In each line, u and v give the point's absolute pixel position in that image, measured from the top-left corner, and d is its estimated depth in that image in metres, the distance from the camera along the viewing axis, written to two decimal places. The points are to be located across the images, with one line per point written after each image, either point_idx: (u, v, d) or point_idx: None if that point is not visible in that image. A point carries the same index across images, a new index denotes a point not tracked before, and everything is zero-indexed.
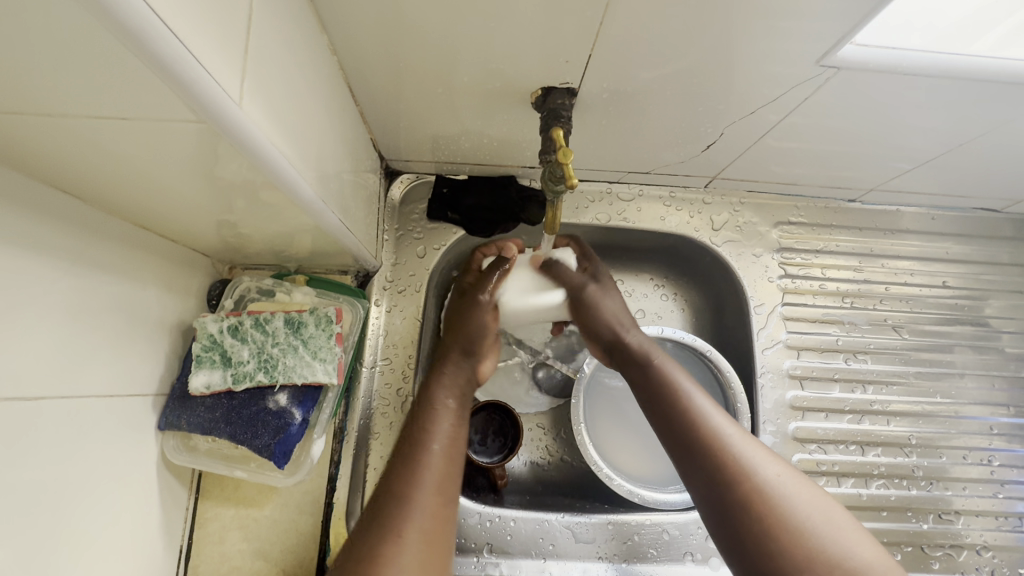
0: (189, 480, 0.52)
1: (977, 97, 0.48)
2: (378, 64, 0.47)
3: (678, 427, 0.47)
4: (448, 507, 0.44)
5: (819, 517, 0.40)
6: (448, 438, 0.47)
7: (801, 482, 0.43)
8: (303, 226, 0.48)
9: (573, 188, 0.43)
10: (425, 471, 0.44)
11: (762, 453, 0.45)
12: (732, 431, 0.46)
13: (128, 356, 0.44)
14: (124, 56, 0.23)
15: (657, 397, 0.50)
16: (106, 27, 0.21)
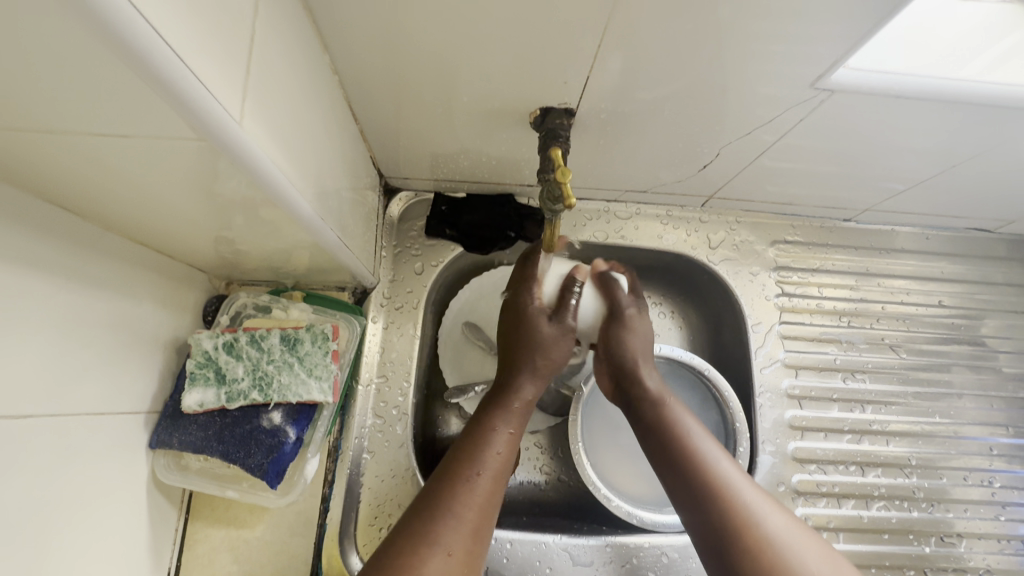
0: (180, 499, 0.51)
1: (968, 121, 0.48)
2: (379, 83, 0.47)
3: (686, 477, 0.47)
4: (484, 529, 0.42)
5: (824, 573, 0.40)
6: (500, 461, 0.46)
7: (808, 535, 0.42)
8: (301, 243, 0.48)
9: (572, 208, 0.43)
10: (471, 492, 0.43)
11: (771, 504, 0.44)
12: (738, 480, 0.46)
13: (122, 373, 0.43)
14: (131, 77, 0.23)
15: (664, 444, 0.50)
16: (115, 51, 0.22)
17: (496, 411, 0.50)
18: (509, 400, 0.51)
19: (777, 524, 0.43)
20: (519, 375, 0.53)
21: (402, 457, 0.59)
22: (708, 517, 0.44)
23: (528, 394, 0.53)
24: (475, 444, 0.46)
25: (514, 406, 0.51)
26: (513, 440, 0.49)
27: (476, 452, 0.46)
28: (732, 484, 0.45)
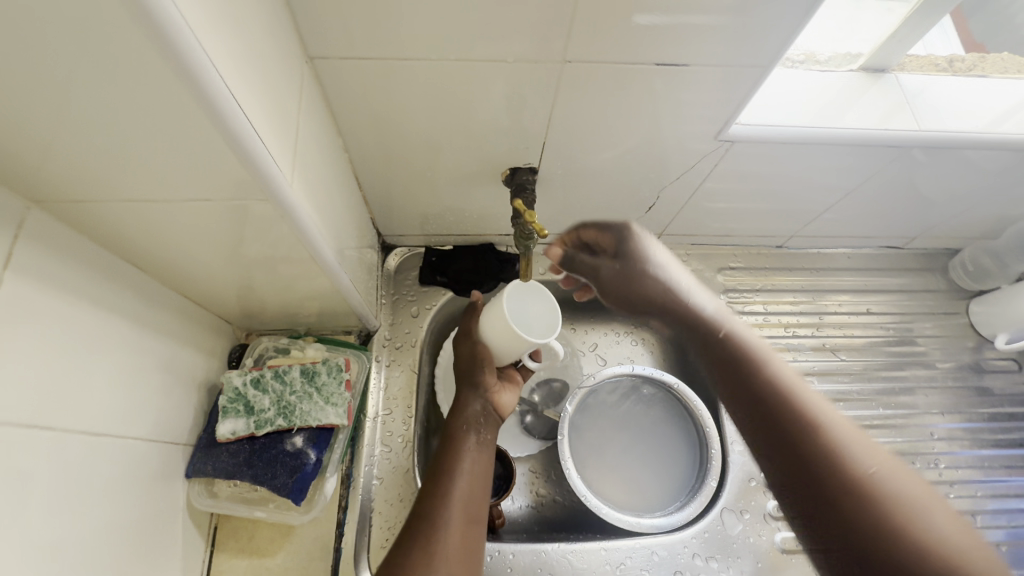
0: (206, 532, 0.56)
1: (843, 156, 0.61)
2: (380, 157, 0.59)
3: (783, 425, 0.47)
4: (471, 532, 0.51)
5: (888, 470, 0.42)
6: (472, 468, 0.55)
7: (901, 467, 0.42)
8: (317, 289, 0.57)
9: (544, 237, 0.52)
10: (452, 499, 0.52)
11: (860, 437, 0.46)
12: (843, 432, 0.45)
13: (168, 408, 0.50)
14: (228, 157, 0.33)
15: (766, 401, 0.50)
16: (225, 142, 0.32)
17: (459, 431, 0.58)
18: (462, 420, 0.59)
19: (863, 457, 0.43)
20: (465, 399, 0.60)
21: (408, 481, 0.64)
22: (816, 477, 0.43)
23: (472, 413, 0.59)
24: (446, 462, 0.55)
25: (466, 424, 0.59)
26: (478, 449, 0.57)
27: (449, 468, 0.54)
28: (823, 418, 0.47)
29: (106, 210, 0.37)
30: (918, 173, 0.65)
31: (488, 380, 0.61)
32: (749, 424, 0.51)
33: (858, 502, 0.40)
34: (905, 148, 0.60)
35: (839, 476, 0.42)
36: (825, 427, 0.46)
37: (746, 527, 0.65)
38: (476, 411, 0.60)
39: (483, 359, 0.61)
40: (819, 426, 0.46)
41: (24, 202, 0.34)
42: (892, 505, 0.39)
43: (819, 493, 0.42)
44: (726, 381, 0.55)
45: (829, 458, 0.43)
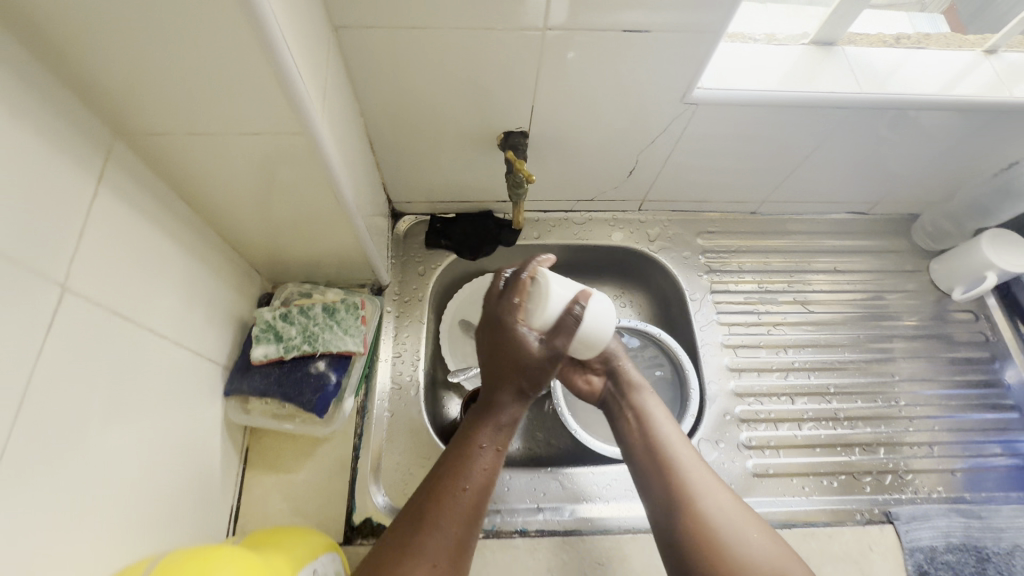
0: (240, 452, 0.63)
1: (796, 119, 0.68)
2: (391, 124, 0.67)
3: (661, 482, 0.56)
4: (467, 542, 0.48)
5: (728, 516, 0.53)
6: (486, 473, 0.51)
7: (741, 507, 0.55)
8: (338, 237, 0.65)
9: (531, 181, 0.60)
10: (455, 506, 0.48)
11: (715, 481, 0.56)
12: (707, 486, 0.55)
13: (212, 332, 0.58)
14: (277, 95, 0.42)
15: (651, 457, 0.57)
16: (276, 82, 0.40)
17: (486, 432, 0.53)
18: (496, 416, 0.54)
19: (714, 506, 0.53)
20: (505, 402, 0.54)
21: (417, 415, 0.72)
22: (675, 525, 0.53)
23: (507, 419, 0.54)
24: (464, 465, 0.51)
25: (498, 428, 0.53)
26: (500, 453, 0.52)
27: (463, 469, 0.50)
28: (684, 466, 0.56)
29: (174, 145, 0.45)
30: (867, 136, 0.72)
31: (538, 388, 0.56)
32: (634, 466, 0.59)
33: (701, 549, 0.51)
34: (852, 109, 0.67)
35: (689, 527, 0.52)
36: (687, 480, 0.55)
37: (721, 454, 0.72)
38: (511, 412, 0.54)
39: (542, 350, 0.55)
40: (683, 477, 0.55)
41: (113, 135, 0.43)
42: (730, 543, 0.51)
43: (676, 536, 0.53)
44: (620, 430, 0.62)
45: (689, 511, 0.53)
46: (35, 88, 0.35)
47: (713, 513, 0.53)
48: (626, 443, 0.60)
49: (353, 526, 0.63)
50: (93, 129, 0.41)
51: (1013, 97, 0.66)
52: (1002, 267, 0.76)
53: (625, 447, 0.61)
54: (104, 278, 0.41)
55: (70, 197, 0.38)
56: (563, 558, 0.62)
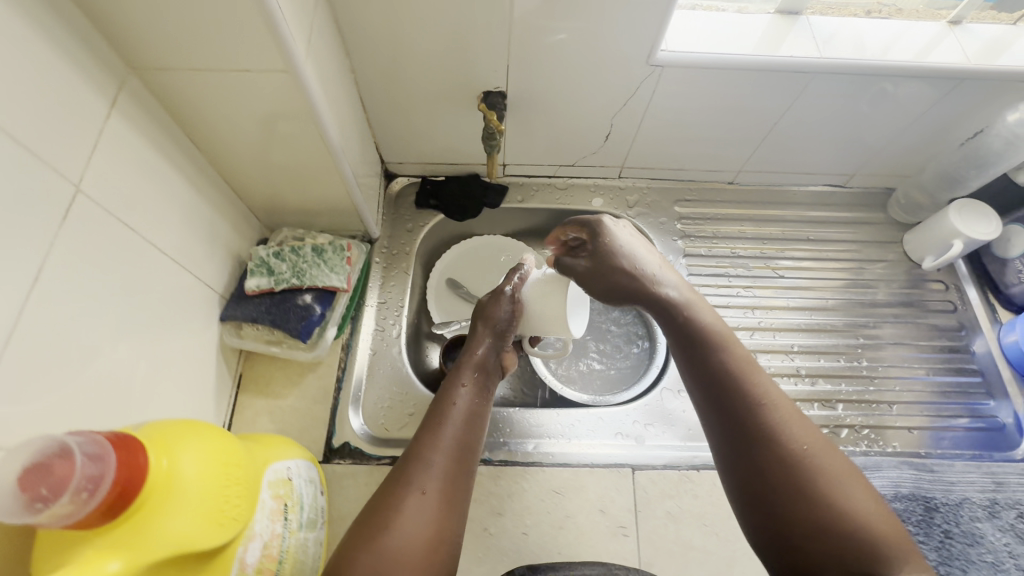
0: (233, 376, 0.70)
1: (760, 85, 0.72)
2: (381, 83, 0.73)
3: (735, 418, 0.53)
4: (458, 472, 0.53)
5: (813, 455, 0.50)
6: (459, 410, 0.57)
7: (826, 444, 0.51)
8: (328, 185, 0.70)
9: (501, 133, 0.67)
10: (437, 438, 0.54)
11: (796, 414, 0.53)
12: (788, 422, 0.52)
13: (211, 261, 0.65)
14: (264, 34, 0.47)
15: (721, 390, 0.55)
16: (263, 21, 0.46)
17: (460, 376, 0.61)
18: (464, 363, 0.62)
19: (802, 443, 0.51)
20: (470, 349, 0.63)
21: (397, 356, 0.77)
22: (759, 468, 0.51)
23: (478, 363, 0.62)
24: (445, 404, 0.57)
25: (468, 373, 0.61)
26: (470, 393, 0.59)
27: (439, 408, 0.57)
28: (766, 402, 0.53)
29: (179, 80, 0.52)
30: (833, 103, 0.76)
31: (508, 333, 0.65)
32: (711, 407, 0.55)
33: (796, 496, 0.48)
34: (814, 73, 0.70)
35: (780, 472, 0.49)
36: (765, 413, 0.52)
37: (682, 402, 0.75)
38: (474, 361, 0.62)
39: (501, 305, 0.65)
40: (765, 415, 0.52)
41: (124, 68, 0.49)
42: (826, 488, 0.48)
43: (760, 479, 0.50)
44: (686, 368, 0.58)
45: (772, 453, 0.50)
46: (56, 15, 0.42)
47: (802, 451, 0.50)
48: (696, 384, 0.57)
49: (332, 447, 0.69)
50: (107, 61, 0.47)
51: (970, 63, 0.69)
52: (969, 235, 0.78)
53: (697, 379, 0.57)
54: (112, 191, 0.48)
55: (83, 115, 0.44)
56: (522, 485, 0.67)
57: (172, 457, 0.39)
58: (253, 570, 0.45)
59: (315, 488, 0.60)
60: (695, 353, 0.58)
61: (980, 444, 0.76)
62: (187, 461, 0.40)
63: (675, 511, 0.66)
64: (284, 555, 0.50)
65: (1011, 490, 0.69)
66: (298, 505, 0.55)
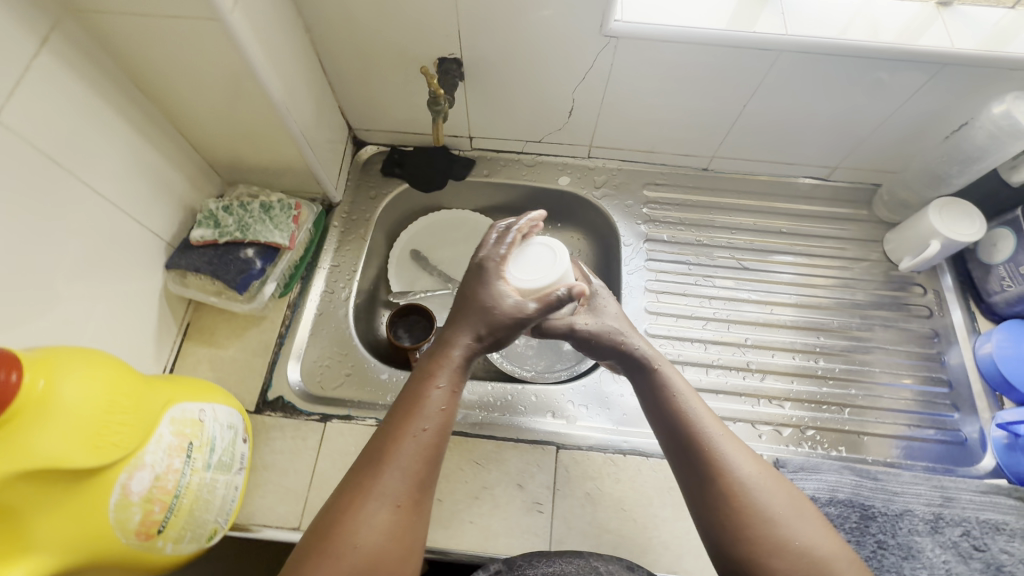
0: (180, 323, 0.72)
1: (723, 62, 0.69)
2: (340, 46, 0.73)
3: (696, 465, 0.56)
4: (429, 483, 0.50)
5: (766, 497, 0.53)
6: (443, 416, 0.51)
7: (774, 477, 0.55)
8: (280, 144, 0.71)
9: (435, 87, 0.65)
10: (415, 447, 0.49)
11: (745, 452, 0.57)
12: (742, 466, 0.55)
13: (160, 210, 0.67)
14: None
15: (681, 437, 0.58)
16: None
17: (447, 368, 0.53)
18: (451, 360, 0.54)
19: (754, 483, 0.54)
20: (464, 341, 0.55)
21: (343, 318, 0.78)
22: (717, 513, 0.53)
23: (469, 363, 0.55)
24: (421, 408, 0.51)
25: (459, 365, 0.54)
26: (455, 397, 0.53)
27: (420, 409, 0.51)
28: (721, 446, 0.56)
29: (116, 25, 0.53)
30: (805, 85, 0.72)
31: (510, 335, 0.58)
32: (675, 455, 0.58)
33: (752, 537, 0.51)
34: (778, 52, 0.66)
35: (737, 515, 0.53)
36: (721, 457, 0.55)
37: (620, 386, 0.75)
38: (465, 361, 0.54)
39: (510, 305, 0.55)
40: (719, 459, 0.55)
41: (62, 9, 0.51)
42: (779, 529, 0.51)
43: (718, 523, 0.53)
44: (650, 413, 0.61)
45: (728, 497, 0.53)
46: None
47: (756, 492, 0.53)
48: (661, 429, 0.60)
49: (266, 400, 0.71)
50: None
51: (954, 48, 0.64)
52: (947, 235, 0.73)
53: (661, 428, 0.60)
54: (41, 127, 0.50)
55: (10, 49, 0.46)
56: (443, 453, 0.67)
57: (49, 380, 0.41)
58: (138, 499, 0.47)
59: (236, 434, 0.62)
60: (657, 399, 0.61)
61: (938, 456, 0.72)
62: (67, 385, 0.42)
63: (595, 493, 0.65)
64: (183, 491, 0.51)
65: (960, 506, 0.65)
66: (208, 447, 0.56)
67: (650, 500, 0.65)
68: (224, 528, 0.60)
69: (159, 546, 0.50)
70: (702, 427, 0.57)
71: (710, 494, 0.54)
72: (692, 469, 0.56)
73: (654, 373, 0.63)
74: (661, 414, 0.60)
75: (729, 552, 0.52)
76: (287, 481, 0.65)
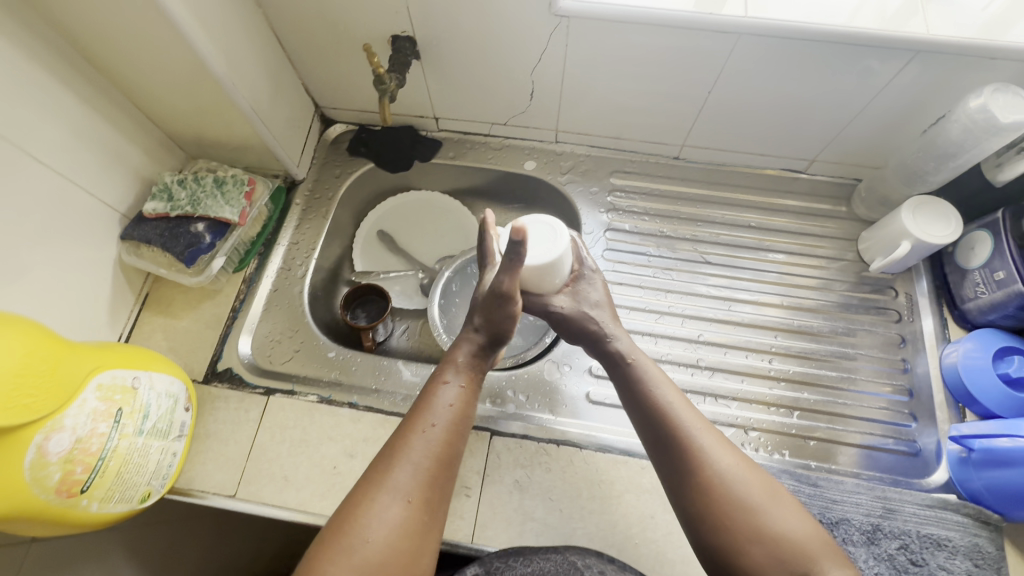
0: (138, 293, 0.75)
1: (682, 44, 0.66)
2: (295, 24, 0.72)
3: (672, 461, 0.54)
4: (445, 481, 0.51)
5: (742, 488, 0.51)
6: (453, 412, 0.54)
7: (749, 464, 0.53)
8: (234, 120, 0.72)
9: (371, 56, 0.64)
10: (428, 444, 0.51)
11: (720, 440, 0.54)
12: (716, 456, 0.52)
13: (114, 183, 0.69)
14: None
15: (657, 429, 0.55)
16: None
17: (452, 365, 0.58)
18: (457, 359, 0.59)
19: (730, 474, 0.51)
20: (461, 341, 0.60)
21: (297, 296, 0.80)
22: (696, 508, 0.51)
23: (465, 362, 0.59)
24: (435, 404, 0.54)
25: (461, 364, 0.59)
26: (464, 392, 0.56)
27: (431, 406, 0.54)
28: (695, 438, 0.53)
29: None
30: (772, 71, 0.68)
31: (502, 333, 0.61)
32: (653, 450, 0.56)
33: (731, 528, 0.49)
34: (738, 34, 0.63)
35: (715, 509, 0.50)
36: (694, 449, 0.53)
37: (562, 376, 0.76)
38: (469, 360, 0.59)
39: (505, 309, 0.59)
40: (693, 452, 0.53)
41: None
42: (758, 520, 0.49)
43: (697, 516, 0.51)
44: (626, 404, 0.59)
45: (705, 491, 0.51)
46: None
47: (733, 485, 0.51)
48: (638, 423, 0.57)
49: (215, 371, 0.73)
50: None
51: (929, 34, 0.59)
52: (918, 236, 0.69)
53: (639, 422, 0.57)
54: None
55: None
56: (379, 432, 0.69)
57: None
58: (57, 459, 0.50)
59: (176, 403, 0.64)
60: (632, 390, 0.58)
61: (890, 467, 0.69)
62: None
63: (524, 481, 0.66)
64: (109, 454, 0.54)
65: (902, 519, 0.63)
66: (142, 414, 0.58)
67: (579, 491, 0.65)
68: (161, 492, 0.62)
69: (82, 505, 0.53)
70: (675, 419, 0.55)
71: (688, 495, 0.52)
72: (669, 464, 0.54)
73: (628, 367, 0.60)
74: (638, 408, 0.58)
75: (709, 545, 0.50)
76: (227, 450, 0.68)
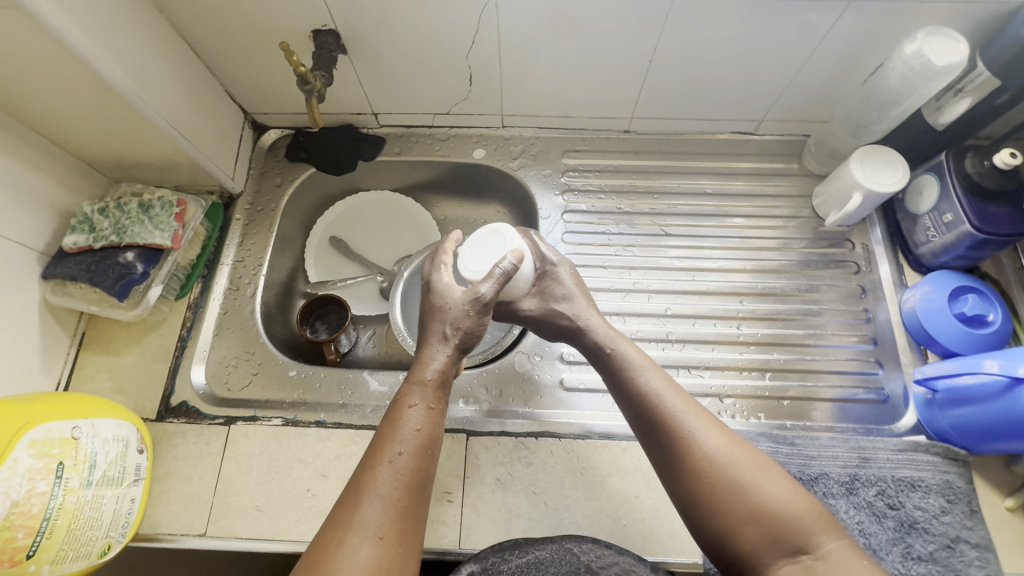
0: (73, 334, 0.70)
1: (616, 12, 0.63)
2: (206, 28, 0.67)
3: (664, 448, 0.53)
4: (416, 508, 0.49)
5: (736, 468, 0.50)
6: (421, 437, 0.51)
7: (742, 442, 0.52)
8: (153, 138, 0.67)
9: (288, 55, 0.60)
10: (394, 473, 0.49)
11: (711, 422, 0.53)
12: (707, 440, 0.52)
13: (29, 220, 0.63)
14: None
15: (646, 419, 0.55)
16: None
17: (417, 383, 0.55)
18: (422, 376, 0.55)
19: (723, 455, 0.51)
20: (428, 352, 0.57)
21: (249, 316, 0.76)
22: (692, 493, 0.50)
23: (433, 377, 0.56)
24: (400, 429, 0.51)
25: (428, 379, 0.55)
26: (429, 412, 0.54)
27: (395, 434, 0.51)
28: (686, 424, 0.53)
29: None
30: (710, 34, 0.67)
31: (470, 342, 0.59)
32: (645, 440, 0.55)
33: (728, 511, 0.48)
34: None
35: (710, 493, 0.49)
36: (685, 434, 0.52)
37: (534, 366, 0.74)
38: (437, 373, 0.55)
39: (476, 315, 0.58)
40: (684, 438, 0.52)
41: None
42: (754, 500, 0.48)
43: (694, 502, 0.50)
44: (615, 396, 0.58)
45: (699, 476, 0.50)
46: None
47: (727, 466, 0.50)
48: (628, 413, 0.57)
49: (168, 406, 0.68)
50: None
51: None
52: (868, 187, 0.70)
53: (629, 413, 0.57)
54: None
55: None
56: (351, 448, 0.66)
57: None
58: None
59: (127, 446, 0.59)
60: (618, 382, 0.58)
61: (860, 416, 0.70)
62: None
63: (505, 478, 0.64)
64: (53, 513, 0.50)
65: (877, 466, 0.64)
66: (87, 465, 0.54)
67: (562, 481, 0.64)
68: (123, 542, 0.58)
69: (31, 570, 0.49)
70: (664, 406, 0.54)
71: (682, 481, 0.51)
72: (662, 452, 0.53)
73: (609, 355, 0.60)
74: (625, 399, 0.57)
75: (708, 530, 0.49)
76: (191, 488, 0.64)
